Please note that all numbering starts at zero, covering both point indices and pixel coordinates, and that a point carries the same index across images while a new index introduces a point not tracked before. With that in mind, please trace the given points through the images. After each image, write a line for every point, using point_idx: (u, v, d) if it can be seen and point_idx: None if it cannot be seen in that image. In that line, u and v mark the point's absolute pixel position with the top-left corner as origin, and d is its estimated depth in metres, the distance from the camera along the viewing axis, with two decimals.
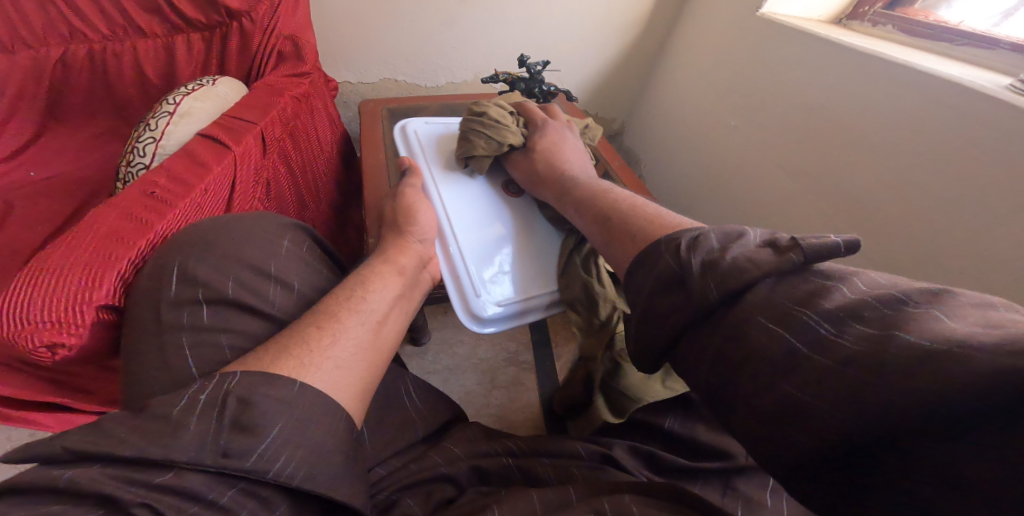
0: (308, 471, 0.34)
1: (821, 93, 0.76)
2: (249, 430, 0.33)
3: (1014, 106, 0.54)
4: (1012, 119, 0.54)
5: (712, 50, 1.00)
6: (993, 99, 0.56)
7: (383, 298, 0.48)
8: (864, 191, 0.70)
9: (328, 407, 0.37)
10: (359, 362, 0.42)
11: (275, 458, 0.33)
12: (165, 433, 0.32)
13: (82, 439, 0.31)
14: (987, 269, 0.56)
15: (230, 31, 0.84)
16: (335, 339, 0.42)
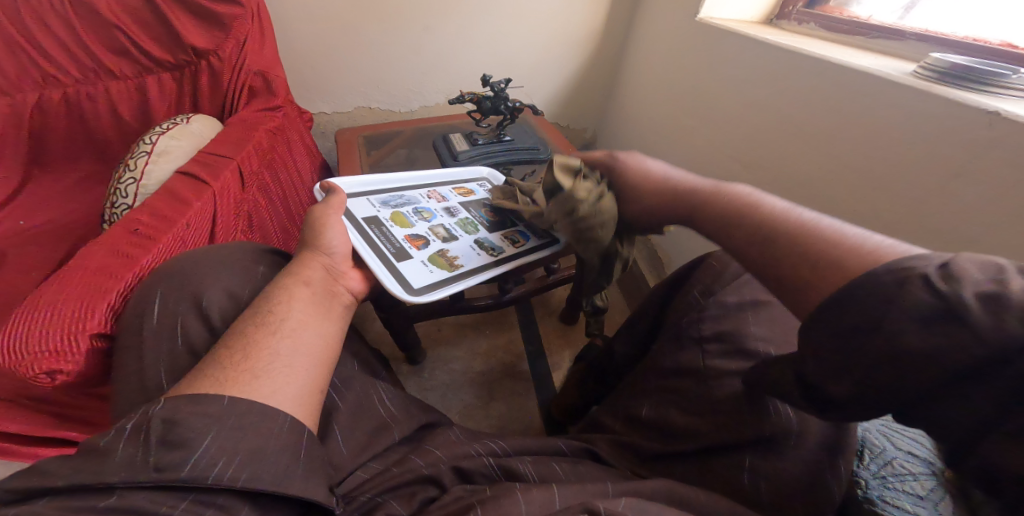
0: (248, 471, 0.36)
1: (760, 90, 0.82)
2: (173, 448, 0.35)
3: (922, 89, 0.59)
4: (922, 100, 0.59)
5: (661, 56, 1.06)
6: (903, 84, 0.61)
7: (295, 307, 0.48)
8: (812, 178, 0.74)
9: (257, 410, 0.39)
10: (282, 371, 0.42)
11: (214, 466, 0.35)
12: (97, 463, 0.34)
13: (22, 482, 0.33)
14: (925, 239, 0.60)
15: (199, 69, 0.87)
16: (250, 355, 0.42)
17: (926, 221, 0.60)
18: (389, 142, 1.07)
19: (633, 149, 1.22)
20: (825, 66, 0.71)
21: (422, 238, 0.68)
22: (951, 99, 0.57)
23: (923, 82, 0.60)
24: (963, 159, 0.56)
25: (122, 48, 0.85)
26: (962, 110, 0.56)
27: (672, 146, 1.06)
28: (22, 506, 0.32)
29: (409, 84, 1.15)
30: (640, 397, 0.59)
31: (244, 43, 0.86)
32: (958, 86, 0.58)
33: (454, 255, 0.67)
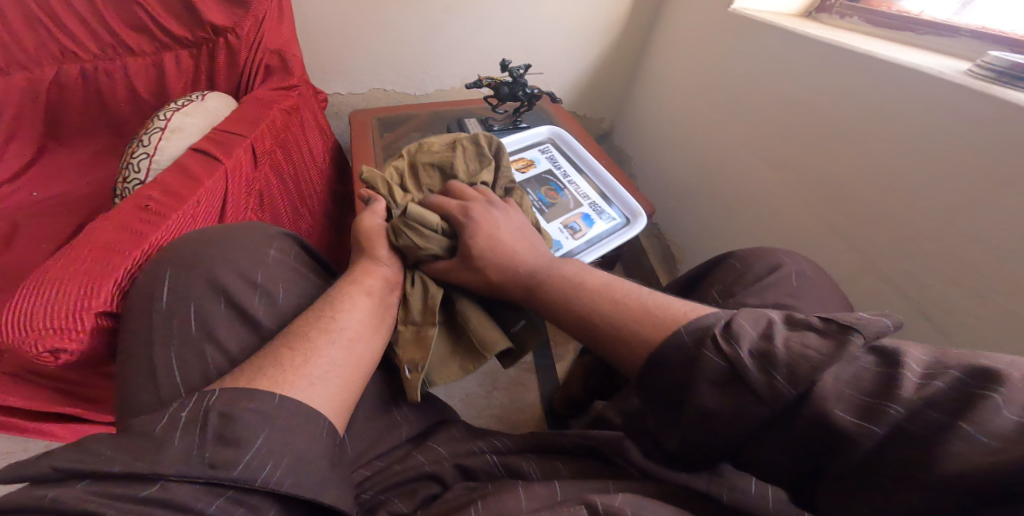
0: (294, 476, 0.36)
1: (794, 86, 0.78)
2: (228, 451, 0.35)
3: (975, 91, 0.56)
4: (972, 103, 0.56)
5: (690, 47, 1.03)
6: (953, 85, 0.58)
7: (357, 315, 0.49)
8: (843, 179, 0.71)
9: (303, 417, 0.39)
10: (335, 380, 0.43)
11: (261, 467, 0.35)
12: (151, 450, 0.33)
13: (68, 458, 0.33)
14: (963, 248, 0.57)
15: (217, 46, 0.86)
16: (311, 360, 0.43)
17: (968, 231, 0.57)
18: (403, 126, 1.06)
19: (653, 140, 1.19)
20: (870, 65, 0.67)
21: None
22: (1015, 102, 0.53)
23: (981, 83, 0.57)
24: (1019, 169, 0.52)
25: (139, 22, 0.83)
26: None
27: (694, 140, 1.03)
28: (63, 487, 0.31)
29: (426, 67, 1.13)
30: None
31: (262, 22, 0.84)
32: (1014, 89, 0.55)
33: None
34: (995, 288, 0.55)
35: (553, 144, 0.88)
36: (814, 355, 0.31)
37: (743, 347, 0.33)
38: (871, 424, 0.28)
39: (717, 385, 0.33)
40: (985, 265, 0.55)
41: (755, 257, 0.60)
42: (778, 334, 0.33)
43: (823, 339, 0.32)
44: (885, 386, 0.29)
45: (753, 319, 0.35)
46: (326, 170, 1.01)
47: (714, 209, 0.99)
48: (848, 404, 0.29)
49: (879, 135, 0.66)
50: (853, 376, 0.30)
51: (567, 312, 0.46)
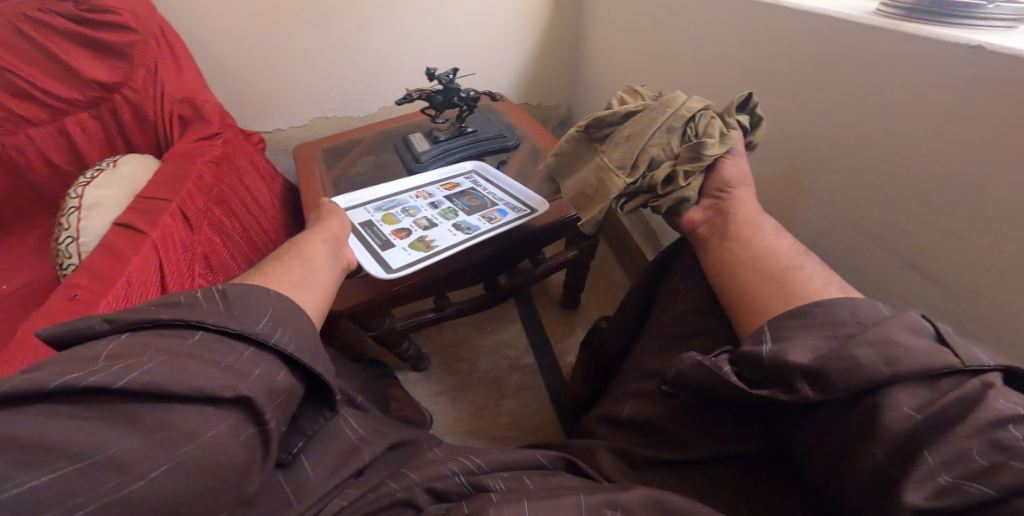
0: (273, 371, 0.41)
1: (729, 44, 0.74)
2: (209, 348, 0.38)
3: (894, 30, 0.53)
4: (898, 38, 0.53)
5: (626, 18, 0.98)
6: (867, 27, 0.55)
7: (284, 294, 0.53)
8: (796, 133, 0.68)
9: (279, 316, 0.44)
10: (316, 281, 0.59)
11: (246, 358, 0.40)
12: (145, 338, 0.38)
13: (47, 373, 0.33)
14: (931, 188, 0.53)
15: (118, 103, 0.83)
16: (299, 276, 0.58)
17: (927, 168, 0.53)
18: (350, 152, 1.03)
19: None
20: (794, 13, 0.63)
21: (406, 230, 0.79)
22: (939, 37, 0.49)
23: (892, 22, 0.54)
24: (974, 102, 0.48)
25: (26, 92, 0.78)
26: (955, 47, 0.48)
27: None
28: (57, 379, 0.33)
29: (361, 88, 1.09)
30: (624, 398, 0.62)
31: (157, 72, 0.83)
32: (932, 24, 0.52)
33: (431, 238, 0.77)
34: (972, 228, 0.51)
35: (477, 174, 0.93)
36: (917, 352, 0.38)
37: (867, 335, 0.41)
38: (902, 405, 0.37)
39: (914, 333, 0.40)
40: (957, 206, 0.52)
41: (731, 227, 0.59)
42: (924, 340, 0.40)
43: (941, 347, 0.39)
44: (965, 403, 0.36)
45: (916, 320, 0.42)
46: (281, 211, 0.98)
47: None
48: (911, 382, 0.38)
49: (820, 82, 0.62)
50: (930, 369, 0.38)
51: (752, 250, 0.55)
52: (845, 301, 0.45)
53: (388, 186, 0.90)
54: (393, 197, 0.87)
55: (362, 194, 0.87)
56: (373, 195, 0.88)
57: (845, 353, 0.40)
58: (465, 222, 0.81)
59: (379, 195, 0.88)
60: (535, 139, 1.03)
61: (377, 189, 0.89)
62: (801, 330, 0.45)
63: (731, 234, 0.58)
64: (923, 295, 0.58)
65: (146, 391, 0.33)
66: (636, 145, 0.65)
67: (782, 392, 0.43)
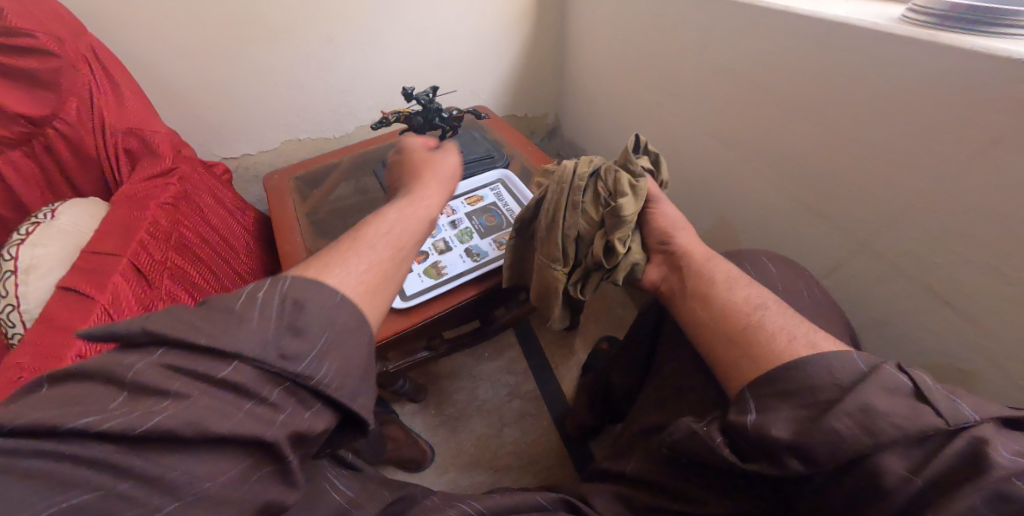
0: (304, 416, 0.35)
1: (727, 55, 0.69)
2: (254, 378, 0.34)
3: (915, 40, 0.47)
4: (920, 54, 0.47)
5: (612, 24, 0.92)
6: (891, 36, 0.49)
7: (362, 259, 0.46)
8: (805, 154, 0.63)
9: (332, 344, 0.37)
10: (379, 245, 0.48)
11: (271, 399, 0.34)
12: (227, 328, 0.34)
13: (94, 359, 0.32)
14: (964, 220, 0.49)
15: (49, 140, 0.70)
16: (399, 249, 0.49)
17: (958, 202, 0.49)
18: (326, 180, 0.95)
19: (601, 129, 1.09)
20: (795, 21, 0.58)
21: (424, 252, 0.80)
22: (969, 50, 0.44)
23: (920, 31, 0.48)
24: (1000, 125, 0.44)
25: None
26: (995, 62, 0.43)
27: (643, 123, 0.93)
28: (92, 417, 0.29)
29: (330, 106, 1.01)
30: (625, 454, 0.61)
31: (92, 101, 0.70)
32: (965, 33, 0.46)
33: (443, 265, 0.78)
34: (1004, 263, 0.47)
35: (503, 184, 0.90)
36: (895, 419, 0.39)
37: (845, 404, 0.40)
38: (889, 471, 0.38)
39: (885, 391, 0.40)
40: (986, 239, 0.48)
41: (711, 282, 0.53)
42: (902, 399, 0.40)
43: (919, 402, 0.40)
44: (960, 464, 0.36)
45: (891, 374, 0.42)
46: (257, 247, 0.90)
47: (686, 196, 0.90)
48: (897, 447, 0.38)
49: (830, 100, 0.57)
50: (910, 434, 0.38)
51: (715, 303, 0.52)
52: (820, 360, 0.44)
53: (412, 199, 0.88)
54: None
55: None
56: None
57: (828, 426, 0.40)
58: (474, 248, 0.80)
59: None
60: (524, 157, 0.97)
61: None
62: (782, 399, 0.44)
63: (690, 290, 0.55)
64: (952, 329, 0.54)
65: (180, 433, 0.30)
66: (556, 236, 0.61)
67: (771, 466, 0.43)
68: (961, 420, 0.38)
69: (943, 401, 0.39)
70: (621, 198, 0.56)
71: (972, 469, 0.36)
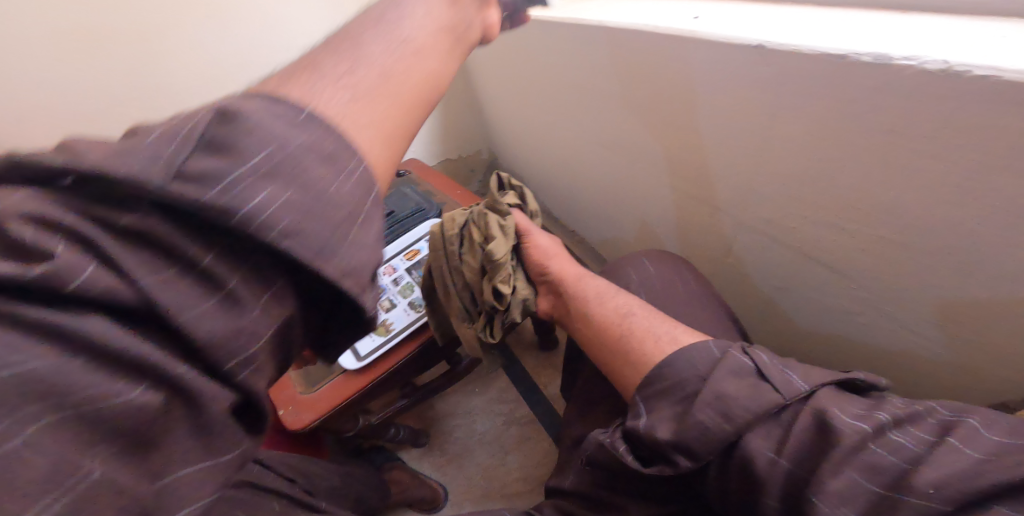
0: (319, 244, 0.24)
1: (584, 75, 0.73)
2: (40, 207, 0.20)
3: (695, 37, 0.51)
4: (713, 51, 0.51)
5: (496, 64, 0.98)
6: (687, 37, 0.52)
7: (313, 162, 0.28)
8: (673, 153, 0.67)
9: (289, 159, 0.24)
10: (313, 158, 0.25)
11: (289, 231, 0.23)
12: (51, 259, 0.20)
13: None
14: (803, 190, 0.52)
15: None
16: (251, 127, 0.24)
17: (796, 175, 0.52)
18: None
19: (526, 153, 1.13)
20: (628, 38, 0.60)
21: None
22: (738, 42, 0.47)
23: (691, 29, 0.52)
24: (809, 111, 0.46)
25: None
26: (768, 51, 0.45)
27: (549, 144, 0.98)
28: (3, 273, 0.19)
29: None
30: (560, 467, 0.63)
31: None
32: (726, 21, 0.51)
33: (389, 320, 0.87)
34: (844, 219, 0.50)
35: None
36: (745, 398, 0.42)
37: (704, 395, 0.43)
38: (757, 451, 0.40)
39: (733, 374, 0.44)
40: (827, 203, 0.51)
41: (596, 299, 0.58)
42: (748, 380, 0.44)
43: (764, 380, 0.43)
44: (812, 428, 0.39)
45: (737, 358, 0.46)
46: None
47: (599, 205, 0.94)
48: (757, 427, 0.41)
49: (671, 102, 0.61)
50: (765, 412, 0.41)
51: (591, 317, 0.60)
52: (682, 354, 0.48)
53: None
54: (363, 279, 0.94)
55: None
56: None
57: (694, 414, 0.43)
58: (415, 297, 0.89)
59: None
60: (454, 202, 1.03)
61: None
62: (662, 400, 0.47)
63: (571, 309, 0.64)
64: (832, 289, 0.57)
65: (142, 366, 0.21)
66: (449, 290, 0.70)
67: (666, 467, 0.44)
68: (801, 389, 0.42)
69: (784, 376, 0.43)
70: (493, 240, 0.68)
71: (823, 435, 0.38)
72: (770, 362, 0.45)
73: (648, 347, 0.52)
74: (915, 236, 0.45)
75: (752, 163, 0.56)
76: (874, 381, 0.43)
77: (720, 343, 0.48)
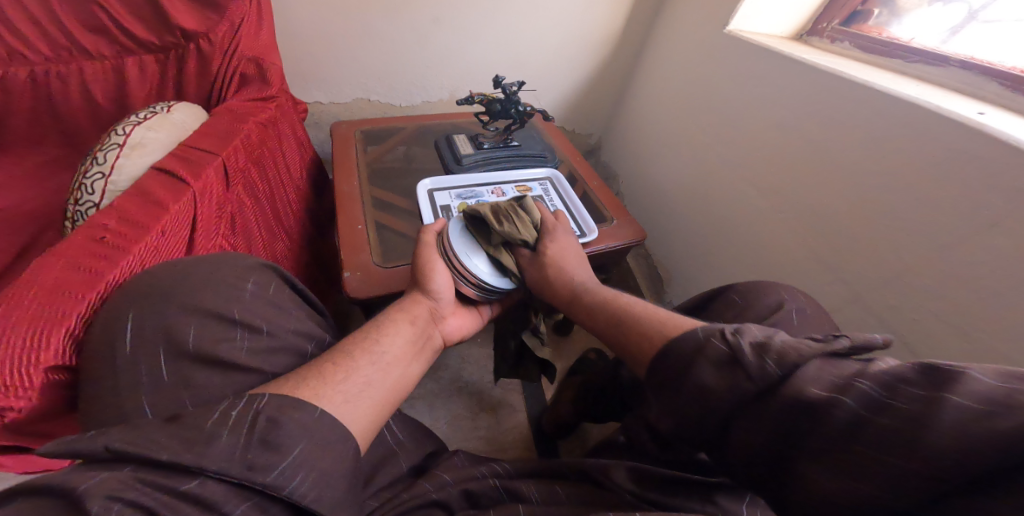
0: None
1: (786, 112, 0.79)
2: (289, 402, 0.39)
3: (952, 119, 0.57)
4: (960, 138, 0.56)
5: (683, 69, 1.04)
6: (945, 118, 0.58)
7: (341, 397, 0.42)
8: (831, 208, 0.72)
9: (327, 473, 0.38)
10: (367, 401, 0.44)
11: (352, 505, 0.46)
12: (201, 442, 0.35)
13: (122, 439, 0.35)
14: (954, 287, 0.57)
15: (186, 53, 0.80)
16: (351, 377, 0.44)
17: (954, 271, 0.57)
18: (390, 140, 1.03)
19: (646, 159, 1.19)
20: (865, 101, 0.67)
21: None
22: (1002, 139, 0.53)
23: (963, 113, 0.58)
24: (994, 207, 0.53)
25: (100, 26, 0.76)
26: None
27: (687, 154, 1.03)
28: (184, 479, 0.34)
29: (410, 74, 1.12)
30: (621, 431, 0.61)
31: (238, 28, 0.80)
32: (1001, 123, 0.56)
33: None
34: (975, 324, 0.55)
35: (550, 183, 0.97)
36: (809, 350, 0.35)
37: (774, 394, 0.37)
38: (844, 396, 0.32)
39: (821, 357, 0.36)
40: (968, 303, 0.56)
41: (755, 293, 0.58)
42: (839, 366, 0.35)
43: (817, 343, 0.36)
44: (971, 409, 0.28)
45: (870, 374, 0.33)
46: (304, 186, 0.97)
47: (705, 230, 0.98)
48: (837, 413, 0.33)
49: (866, 165, 0.66)
50: (850, 368, 0.34)
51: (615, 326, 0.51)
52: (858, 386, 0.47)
53: (466, 175, 0.93)
54: (471, 188, 0.90)
55: (449, 181, 0.91)
56: (452, 182, 0.91)
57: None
58: None
59: (460, 186, 0.90)
60: (573, 165, 1.04)
61: (461, 178, 0.92)
62: None
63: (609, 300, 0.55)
64: None
65: (294, 482, 0.36)
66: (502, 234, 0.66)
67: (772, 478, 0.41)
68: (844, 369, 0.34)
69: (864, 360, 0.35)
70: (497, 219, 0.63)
71: (932, 376, 0.30)
72: (795, 337, 0.38)
73: None
74: (1014, 342, 0.52)
75: (912, 246, 0.61)
76: (870, 338, 0.38)
77: (708, 325, 0.41)
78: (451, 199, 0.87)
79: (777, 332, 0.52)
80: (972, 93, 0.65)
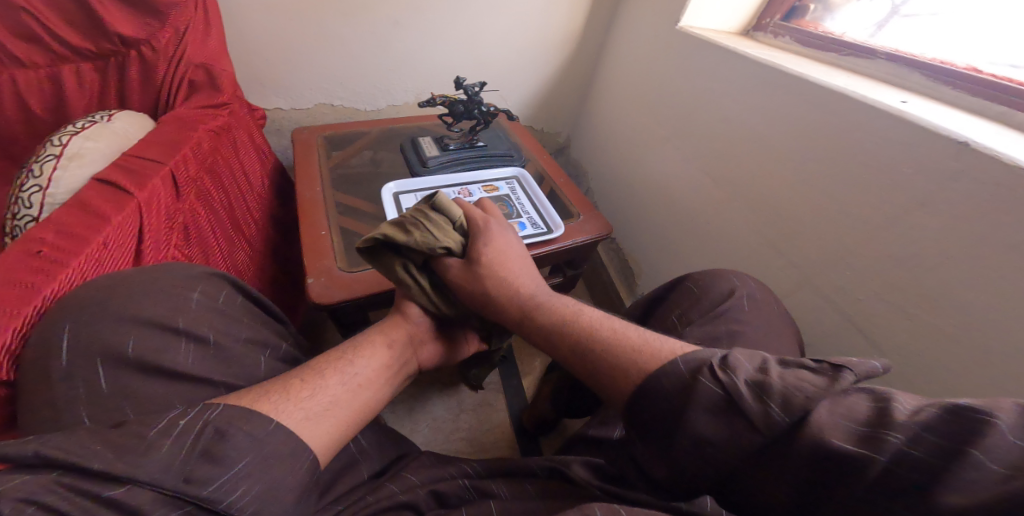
0: None
1: (735, 105, 0.81)
2: (239, 413, 0.39)
3: (877, 109, 0.60)
4: (890, 126, 0.59)
5: (640, 66, 1.06)
6: (872, 107, 0.61)
7: (306, 415, 0.42)
8: (780, 197, 0.74)
9: (275, 487, 0.38)
10: (331, 418, 0.43)
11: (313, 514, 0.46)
12: (137, 454, 0.35)
13: (55, 446, 0.34)
14: (889, 267, 0.60)
15: (130, 60, 0.78)
16: (317, 395, 0.44)
17: (890, 252, 0.60)
18: (352, 143, 1.02)
19: (611, 156, 1.20)
20: (804, 93, 0.69)
21: None
22: (922, 126, 0.56)
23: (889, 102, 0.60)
24: (919, 190, 0.56)
25: (34, 34, 0.73)
26: (942, 140, 0.54)
27: (648, 151, 1.05)
28: (114, 487, 0.33)
29: (371, 79, 1.11)
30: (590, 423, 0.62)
31: (183, 33, 0.78)
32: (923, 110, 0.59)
33: None
34: (912, 301, 0.58)
35: (516, 181, 0.98)
36: (811, 389, 0.34)
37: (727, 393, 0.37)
38: (787, 414, 0.33)
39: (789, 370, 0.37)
40: (904, 281, 0.59)
41: (709, 282, 0.60)
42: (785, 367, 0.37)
43: (822, 377, 0.35)
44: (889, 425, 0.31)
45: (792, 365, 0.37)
46: (266, 193, 0.95)
47: (667, 222, 1.00)
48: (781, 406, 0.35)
49: (809, 154, 0.69)
50: (868, 413, 0.33)
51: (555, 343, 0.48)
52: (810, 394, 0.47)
53: (431, 178, 0.93)
54: (437, 190, 0.90)
55: (414, 184, 0.90)
56: (417, 184, 0.91)
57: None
58: None
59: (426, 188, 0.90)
60: (539, 164, 1.05)
61: (426, 181, 0.92)
62: None
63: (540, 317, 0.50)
64: (863, 355, 0.65)
65: (235, 495, 0.36)
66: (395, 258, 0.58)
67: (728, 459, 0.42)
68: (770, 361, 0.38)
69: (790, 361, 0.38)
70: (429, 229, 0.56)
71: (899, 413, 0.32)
72: (794, 369, 0.36)
73: (774, 345, 0.52)
74: (945, 317, 0.55)
75: (854, 230, 0.64)
76: (870, 367, 0.37)
77: (689, 358, 0.39)
78: (416, 201, 0.87)
79: (731, 317, 0.54)
80: (900, 83, 0.69)
